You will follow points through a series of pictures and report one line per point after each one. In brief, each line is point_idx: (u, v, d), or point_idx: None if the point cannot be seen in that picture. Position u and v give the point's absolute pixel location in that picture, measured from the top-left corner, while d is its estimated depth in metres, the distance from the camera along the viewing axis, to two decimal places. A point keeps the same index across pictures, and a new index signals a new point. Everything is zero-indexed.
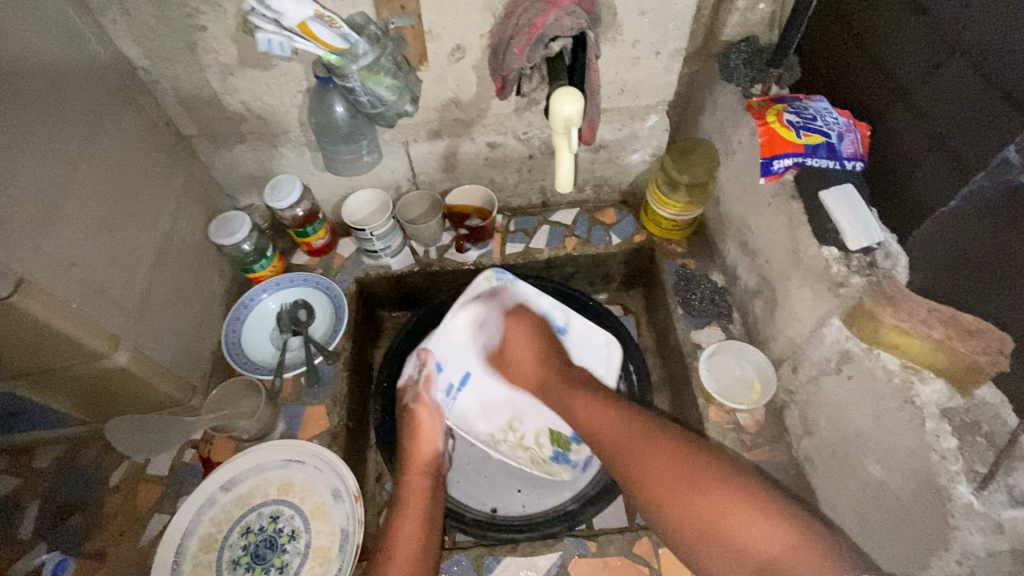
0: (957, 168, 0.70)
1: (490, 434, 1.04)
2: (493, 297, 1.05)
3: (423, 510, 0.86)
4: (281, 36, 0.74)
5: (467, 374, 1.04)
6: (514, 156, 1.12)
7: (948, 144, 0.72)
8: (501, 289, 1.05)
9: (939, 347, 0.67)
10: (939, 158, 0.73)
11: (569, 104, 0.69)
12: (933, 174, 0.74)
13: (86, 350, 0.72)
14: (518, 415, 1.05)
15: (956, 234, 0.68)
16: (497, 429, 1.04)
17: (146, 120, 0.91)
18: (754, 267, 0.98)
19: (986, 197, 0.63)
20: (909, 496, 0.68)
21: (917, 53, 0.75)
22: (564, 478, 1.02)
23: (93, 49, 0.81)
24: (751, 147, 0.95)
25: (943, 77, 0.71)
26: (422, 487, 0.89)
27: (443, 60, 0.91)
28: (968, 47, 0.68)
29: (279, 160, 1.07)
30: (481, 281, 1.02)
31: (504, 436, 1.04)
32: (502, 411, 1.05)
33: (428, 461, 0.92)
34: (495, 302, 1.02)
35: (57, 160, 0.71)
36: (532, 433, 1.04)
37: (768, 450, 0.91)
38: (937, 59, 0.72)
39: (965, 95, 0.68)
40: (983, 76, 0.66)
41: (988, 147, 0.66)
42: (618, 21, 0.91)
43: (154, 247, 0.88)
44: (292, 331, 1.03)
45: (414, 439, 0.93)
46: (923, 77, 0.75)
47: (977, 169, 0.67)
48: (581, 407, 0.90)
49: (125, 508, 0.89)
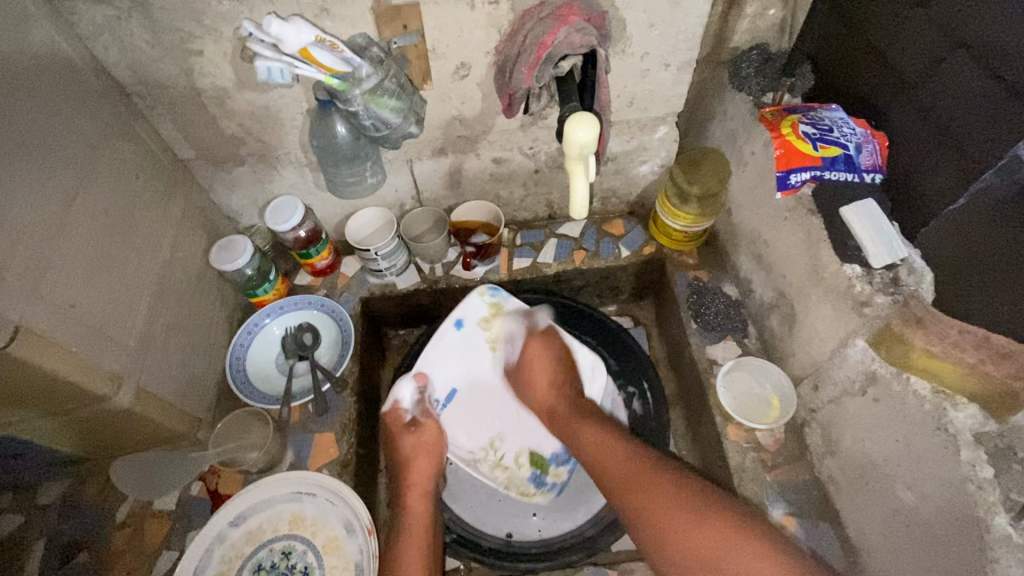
0: (964, 165, 0.68)
1: (472, 453, 1.03)
2: (486, 314, 1.07)
3: (424, 532, 0.86)
4: (280, 63, 0.71)
5: (454, 390, 1.06)
6: (520, 171, 1.10)
7: (955, 139, 0.69)
8: (492, 308, 1.07)
9: (973, 371, 0.64)
10: (944, 153, 0.71)
11: (583, 130, 0.67)
12: (939, 172, 0.72)
13: (90, 394, 0.70)
14: (499, 433, 1.05)
15: (973, 233, 0.66)
16: (478, 448, 1.04)
17: (144, 148, 0.89)
18: (770, 281, 0.96)
19: (997, 193, 0.62)
20: (943, 524, 0.66)
21: (919, 48, 0.73)
22: (537, 500, 1.01)
23: (86, 78, 0.78)
24: (764, 158, 0.92)
25: (946, 71, 0.69)
26: (422, 512, 0.89)
27: (446, 78, 0.88)
28: (970, 40, 0.66)
29: (279, 182, 1.04)
30: (475, 299, 1.05)
31: (485, 455, 1.04)
32: (483, 427, 1.05)
33: (423, 487, 0.91)
34: (485, 315, 1.07)
35: (52, 197, 0.69)
36: (512, 453, 1.04)
37: (790, 469, 0.89)
38: (939, 53, 0.70)
39: (968, 90, 0.66)
40: (988, 70, 0.64)
41: (995, 144, 0.63)
42: (627, 34, 0.89)
43: (154, 279, 0.85)
44: (298, 356, 1.01)
45: (420, 459, 0.92)
46: (925, 73, 0.73)
47: (983, 165, 0.65)
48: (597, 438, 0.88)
49: (133, 546, 0.87)
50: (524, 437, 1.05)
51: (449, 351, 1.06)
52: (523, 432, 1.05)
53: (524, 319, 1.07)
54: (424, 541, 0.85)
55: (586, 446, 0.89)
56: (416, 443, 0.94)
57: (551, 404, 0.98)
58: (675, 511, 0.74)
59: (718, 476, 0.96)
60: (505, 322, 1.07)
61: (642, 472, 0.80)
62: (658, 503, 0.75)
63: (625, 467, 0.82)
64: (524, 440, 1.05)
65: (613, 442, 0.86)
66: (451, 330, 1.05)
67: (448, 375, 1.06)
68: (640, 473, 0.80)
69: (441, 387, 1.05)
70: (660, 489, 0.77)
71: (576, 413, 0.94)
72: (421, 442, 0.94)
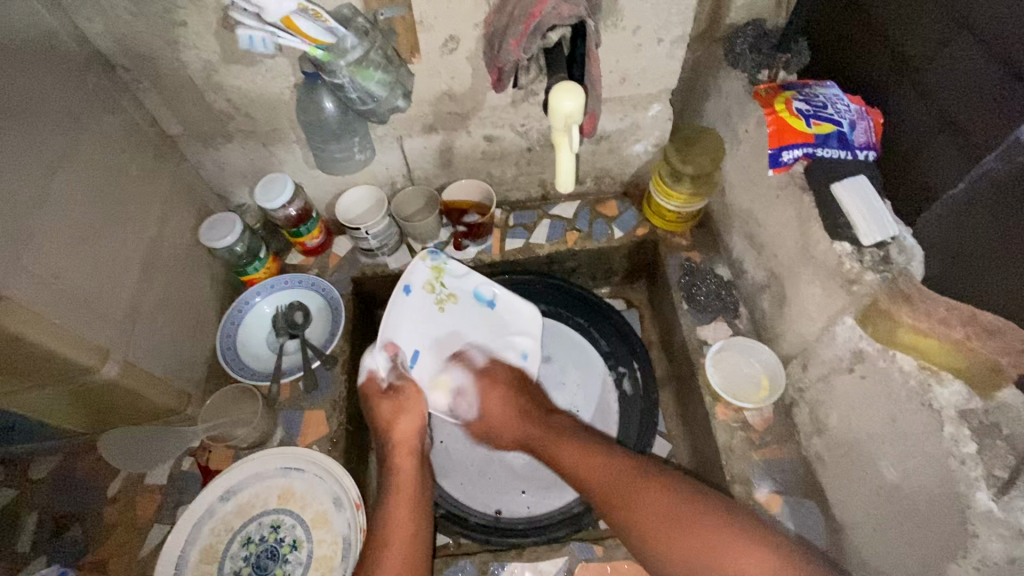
0: (965, 148, 0.67)
1: (446, 410, 1.00)
2: (430, 277, 0.99)
3: (413, 490, 0.86)
4: (263, 32, 0.70)
5: (418, 352, 0.97)
6: (512, 149, 1.08)
7: (956, 122, 0.68)
8: (435, 269, 0.99)
9: (959, 347, 0.64)
10: (945, 137, 0.70)
11: (568, 100, 0.66)
12: (944, 158, 0.70)
13: (75, 366, 0.71)
14: (469, 386, 1.02)
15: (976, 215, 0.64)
16: (451, 403, 1.01)
17: (129, 122, 0.88)
18: (762, 261, 0.95)
19: (998, 178, 0.60)
20: (926, 499, 0.66)
21: (922, 29, 0.71)
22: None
23: (68, 48, 0.77)
24: (758, 136, 0.91)
25: (950, 53, 0.68)
26: (410, 470, 0.88)
27: (436, 52, 0.87)
28: (976, 23, 0.64)
29: (269, 159, 1.03)
30: (416, 263, 0.98)
31: (458, 409, 1.01)
32: (452, 382, 1.01)
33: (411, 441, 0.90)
34: (430, 278, 0.99)
35: (33, 169, 0.68)
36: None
37: (778, 449, 0.89)
38: (943, 35, 0.68)
39: (972, 73, 0.65)
40: (992, 53, 0.62)
41: (998, 129, 0.62)
42: (619, 7, 0.87)
43: (141, 255, 0.85)
44: (288, 334, 1.01)
45: (399, 415, 0.91)
46: (929, 54, 0.71)
47: (985, 148, 0.64)
48: (572, 449, 0.88)
49: (124, 519, 0.88)
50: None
51: (409, 321, 0.97)
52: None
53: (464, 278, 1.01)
54: (411, 497, 0.85)
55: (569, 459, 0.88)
56: (390, 406, 0.91)
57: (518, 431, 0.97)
58: (655, 517, 0.75)
59: (707, 455, 0.96)
60: (450, 282, 1.01)
61: (628, 487, 0.80)
62: (641, 511, 0.77)
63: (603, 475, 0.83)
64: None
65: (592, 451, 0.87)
66: (401, 297, 0.96)
67: (408, 339, 0.97)
68: (617, 474, 0.82)
69: (406, 348, 0.96)
70: (631, 495, 0.79)
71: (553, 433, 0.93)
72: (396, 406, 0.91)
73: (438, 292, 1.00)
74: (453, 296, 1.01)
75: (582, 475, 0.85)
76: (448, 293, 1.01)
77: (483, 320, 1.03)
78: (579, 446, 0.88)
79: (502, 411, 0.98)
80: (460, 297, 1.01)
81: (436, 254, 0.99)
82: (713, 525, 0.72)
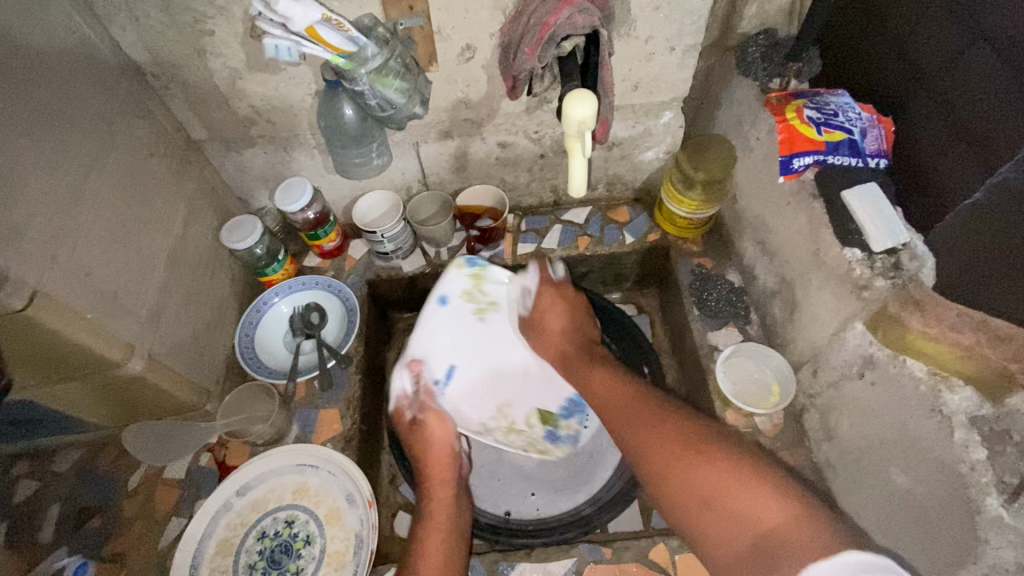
0: (985, 159, 0.65)
1: (482, 424, 0.99)
2: (468, 286, 0.99)
3: (447, 516, 0.85)
4: (289, 41, 0.73)
5: (453, 368, 0.99)
6: (526, 155, 1.11)
7: (976, 133, 0.67)
8: (474, 278, 0.99)
9: (969, 354, 0.64)
10: (964, 148, 0.69)
11: (581, 107, 0.68)
12: (961, 166, 0.69)
13: (101, 360, 0.73)
14: (507, 400, 1.02)
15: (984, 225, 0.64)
16: (489, 418, 0.99)
17: (158, 126, 0.91)
18: (773, 267, 0.96)
19: (1012, 187, 0.60)
20: (936, 506, 0.66)
21: (938, 40, 0.71)
22: (559, 455, 1.02)
23: (103, 56, 0.81)
24: (769, 144, 0.92)
25: (967, 64, 0.67)
26: (445, 496, 0.88)
27: (452, 60, 0.90)
28: (991, 33, 0.63)
29: (290, 163, 1.06)
30: (455, 272, 0.97)
31: (496, 424, 1.00)
32: (488, 397, 1.01)
33: (444, 466, 0.90)
34: (468, 287, 0.98)
35: (69, 171, 0.71)
36: (522, 415, 1.02)
37: (787, 454, 0.89)
38: (959, 45, 0.68)
39: (992, 82, 0.64)
40: (1007, 62, 0.62)
41: (1013, 138, 0.61)
42: (632, 16, 0.89)
43: (165, 253, 0.88)
44: (305, 334, 1.03)
45: (427, 444, 0.90)
46: (945, 65, 0.70)
47: (1004, 158, 0.63)
48: (595, 377, 0.88)
49: (144, 512, 0.91)
50: (534, 397, 1.03)
51: (443, 333, 0.97)
52: (526, 394, 1.03)
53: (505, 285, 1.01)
54: (445, 524, 0.83)
55: (591, 386, 0.88)
56: (421, 432, 0.91)
57: (562, 349, 0.95)
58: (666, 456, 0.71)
59: None
60: (491, 289, 1.00)
61: (647, 424, 0.76)
62: (658, 452, 0.73)
63: (620, 403, 0.81)
64: (531, 402, 1.03)
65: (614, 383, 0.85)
66: (438, 308, 0.96)
67: (440, 355, 0.98)
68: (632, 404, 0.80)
69: (437, 365, 0.97)
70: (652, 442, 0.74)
71: (587, 357, 0.92)
72: (426, 436, 0.91)
73: (477, 300, 0.99)
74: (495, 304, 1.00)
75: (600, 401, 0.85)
76: (489, 301, 1.00)
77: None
78: (606, 372, 0.88)
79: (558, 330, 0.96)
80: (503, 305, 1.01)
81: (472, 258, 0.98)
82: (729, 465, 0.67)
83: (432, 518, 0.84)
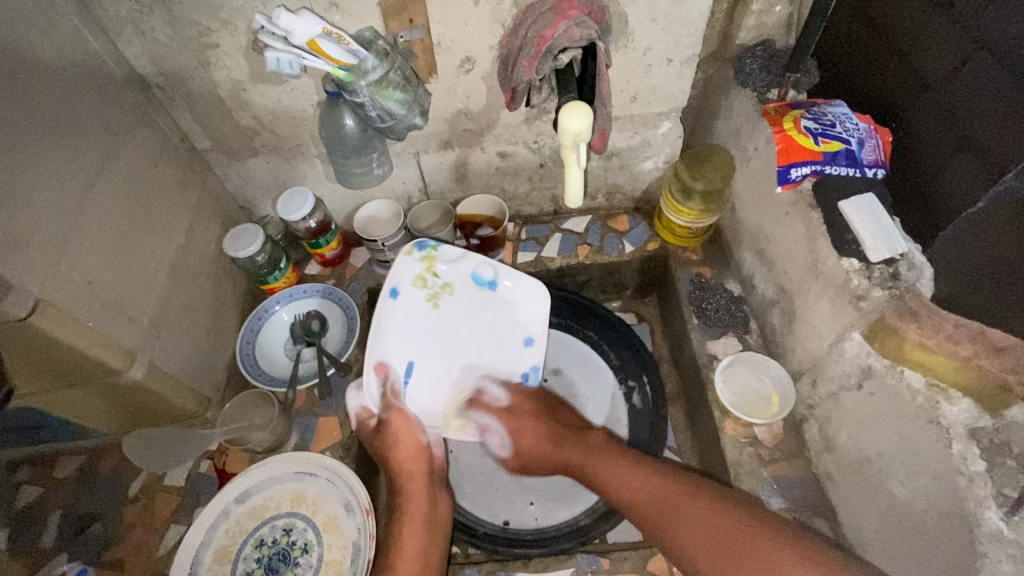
0: (985, 167, 0.65)
1: (445, 422, 0.95)
2: (420, 269, 0.94)
3: (423, 513, 0.86)
4: (290, 54, 0.74)
5: (412, 364, 0.93)
6: (525, 165, 1.11)
7: (974, 142, 0.67)
8: (426, 260, 0.95)
9: (966, 365, 0.65)
10: (965, 155, 0.68)
11: (578, 118, 0.70)
12: (957, 172, 0.70)
13: (102, 366, 0.74)
14: (467, 391, 0.97)
15: (977, 236, 0.65)
16: (450, 413, 0.96)
17: (163, 138, 0.93)
18: (772, 276, 0.96)
19: (1016, 196, 0.60)
20: (936, 519, 0.66)
21: (937, 49, 0.71)
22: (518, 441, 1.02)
23: (109, 68, 0.82)
24: (767, 154, 0.92)
25: (968, 72, 0.67)
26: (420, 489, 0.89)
27: (452, 72, 0.91)
28: (990, 41, 0.63)
29: (292, 173, 1.08)
30: (404, 259, 0.93)
31: (457, 418, 0.96)
32: (449, 390, 0.96)
33: (416, 461, 0.90)
34: (421, 271, 0.94)
35: (74, 181, 0.72)
36: (484, 403, 0.98)
37: (787, 465, 0.88)
38: (959, 54, 0.68)
39: (991, 90, 0.64)
40: (1006, 71, 0.62)
41: (1012, 147, 0.61)
42: (629, 29, 0.90)
43: (168, 262, 0.89)
44: (305, 342, 1.04)
45: (395, 448, 0.89)
46: (945, 73, 0.70)
47: (1005, 164, 0.62)
48: (612, 463, 0.87)
49: (143, 519, 0.91)
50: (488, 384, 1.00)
51: (401, 324, 0.92)
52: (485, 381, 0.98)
53: (459, 261, 0.96)
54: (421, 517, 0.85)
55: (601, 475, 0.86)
56: (388, 433, 0.90)
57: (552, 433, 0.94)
58: (700, 539, 0.73)
59: (716, 471, 0.96)
60: (444, 271, 0.95)
61: (664, 501, 0.78)
62: (689, 534, 0.74)
63: (648, 494, 0.80)
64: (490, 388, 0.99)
65: (630, 468, 0.84)
66: (390, 301, 0.91)
67: (400, 351, 0.92)
68: (658, 498, 0.79)
69: (398, 365, 0.92)
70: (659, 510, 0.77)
71: (583, 443, 0.92)
72: (391, 436, 0.90)
73: (430, 285, 0.94)
74: (449, 286, 0.95)
75: (620, 490, 0.83)
76: (443, 282, 0.95)
77: (486, 305, 0.98)
78: (622, 463, 0.86)
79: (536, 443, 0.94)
80: (457, 286, 0.96)
81: (423, 242, 0.95)
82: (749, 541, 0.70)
83: (406, 514, 0.85)
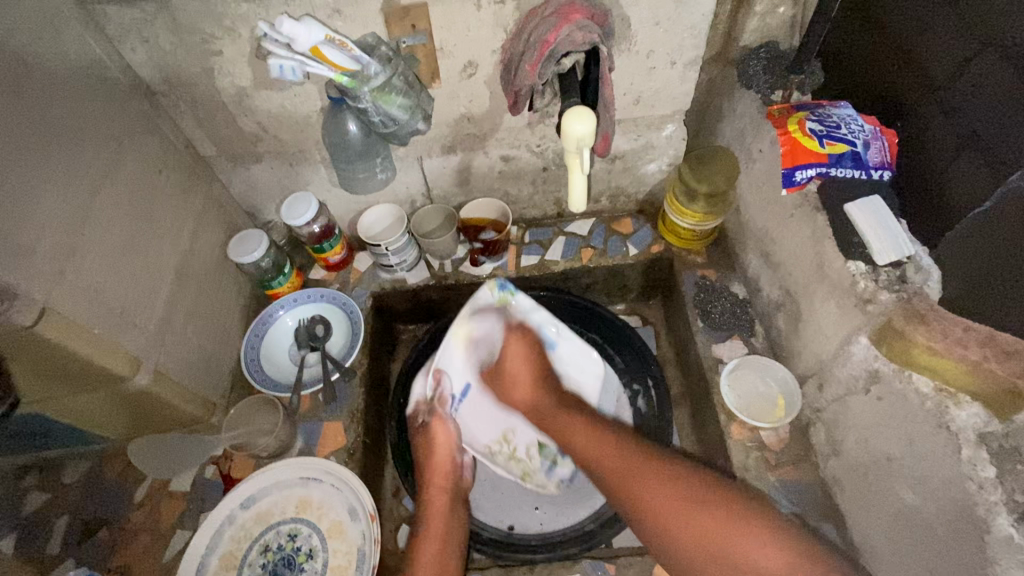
0: (994, 167, 0.64)
1: (487, 446, 1.01)
2: (494, 309, 0.99)
3: (442, 527, 0.88)
4: (293, 61, 0.74)
5: (468, 386, 1.00)
6: (529, 169, 1.11)
7: (983, 141, 0.66)
8: (500, 301, 0.96)
9: (975, 370, 0.63)
10: (971, 154, 0.68)
11: (580, 123, 0.70)
12: (965, 171, 0.68)
13: (107, 373, 0.74)
14: (512, 427, 1.03)
15: (990, 238, 0.64)
16: (493, 442, 1.02)
17: (167, 144, 0.93)
18: (777, 279, 0.95)
19: None
20: (945, 525, 0.65)
21: (946, 46, 0.69)
22: (552, 491, 1.03)
23: (113, 75, 0.83)
24: (771, 156, 0.92)
25: (976, 70, 0.66)
26: (441, 503, 0.90)
27: (455, 76, 0.91)
28: (1000, 38, 0.62)
29: (297, 178, 1.08)
30: (483, 291, 0.94)
31: (499, 448, 1.02)
32: (498, 420, 1.02)
33: (445, 473, 0.93)
34: (490, 311, 0.96)
35: (79, 188, 0.73)
36: (526, 444, 1.02)
37: (794, 469, 0.88)
38: (968, 51, 0.66)
39: (999, 90, 0.63)
40: (1016, 69, 0.61)
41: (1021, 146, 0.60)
42: (632, 32, 0.90)
43: (172, 268, 0.89)
44: (310, 346, 1.05)
45: (429, 453, 0.93)
46: (952, 71, 0.69)
47: (1014, 165, 0.62)
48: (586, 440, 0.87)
49: (149, 525, 0.91)
50: None
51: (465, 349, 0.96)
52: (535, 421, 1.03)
53: (530, 311, 0.99)
54: (441, 533, 0.87)
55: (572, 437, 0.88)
56: (427, 438, 0.93)
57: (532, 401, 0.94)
58: (671, 512, 0.74)
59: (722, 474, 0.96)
60: (515, 316, 0.98)
61: (636, 475, 0.79)
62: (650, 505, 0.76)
63: (610, 457, 0.83)
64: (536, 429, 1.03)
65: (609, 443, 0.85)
66: (455, 327, 0.94)
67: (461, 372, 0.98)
68: (627, 468, 0.81)
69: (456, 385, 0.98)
70: (627, 477, 0.80)
71: (559, 405, 0.93)
72: (430, 442, 0.93)
73: (498, 324, 0.98)
74: None
75: (585, 455, 0.86)
76: (510, 327, 0.99)
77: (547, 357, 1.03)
78: (607, 441, 0.85)
79: (526, 381, 0.95)
80: None
81: (505, 285, 0.95)
82: (715, 515, 0.72)
83: (428, 527, 0.87)
